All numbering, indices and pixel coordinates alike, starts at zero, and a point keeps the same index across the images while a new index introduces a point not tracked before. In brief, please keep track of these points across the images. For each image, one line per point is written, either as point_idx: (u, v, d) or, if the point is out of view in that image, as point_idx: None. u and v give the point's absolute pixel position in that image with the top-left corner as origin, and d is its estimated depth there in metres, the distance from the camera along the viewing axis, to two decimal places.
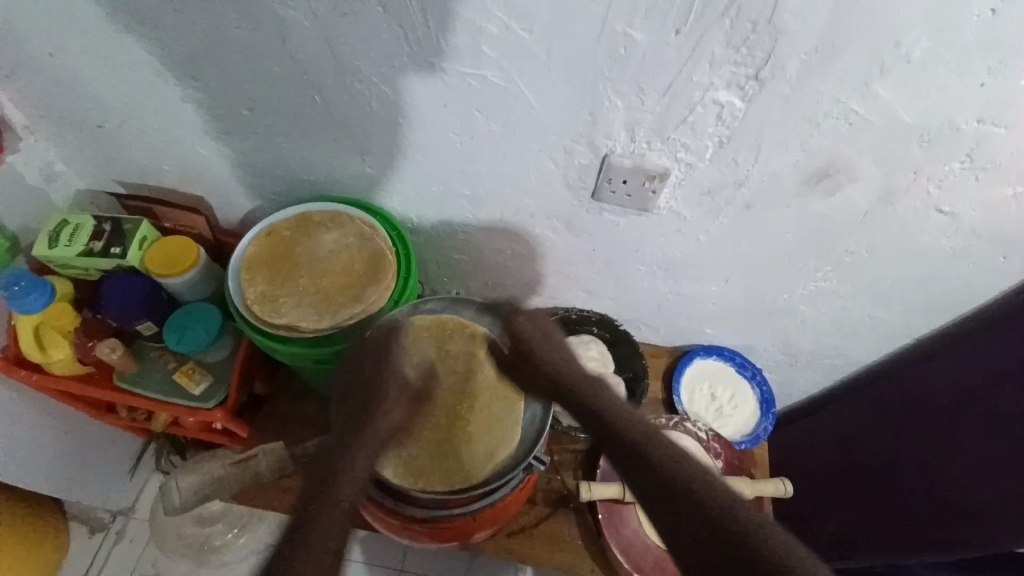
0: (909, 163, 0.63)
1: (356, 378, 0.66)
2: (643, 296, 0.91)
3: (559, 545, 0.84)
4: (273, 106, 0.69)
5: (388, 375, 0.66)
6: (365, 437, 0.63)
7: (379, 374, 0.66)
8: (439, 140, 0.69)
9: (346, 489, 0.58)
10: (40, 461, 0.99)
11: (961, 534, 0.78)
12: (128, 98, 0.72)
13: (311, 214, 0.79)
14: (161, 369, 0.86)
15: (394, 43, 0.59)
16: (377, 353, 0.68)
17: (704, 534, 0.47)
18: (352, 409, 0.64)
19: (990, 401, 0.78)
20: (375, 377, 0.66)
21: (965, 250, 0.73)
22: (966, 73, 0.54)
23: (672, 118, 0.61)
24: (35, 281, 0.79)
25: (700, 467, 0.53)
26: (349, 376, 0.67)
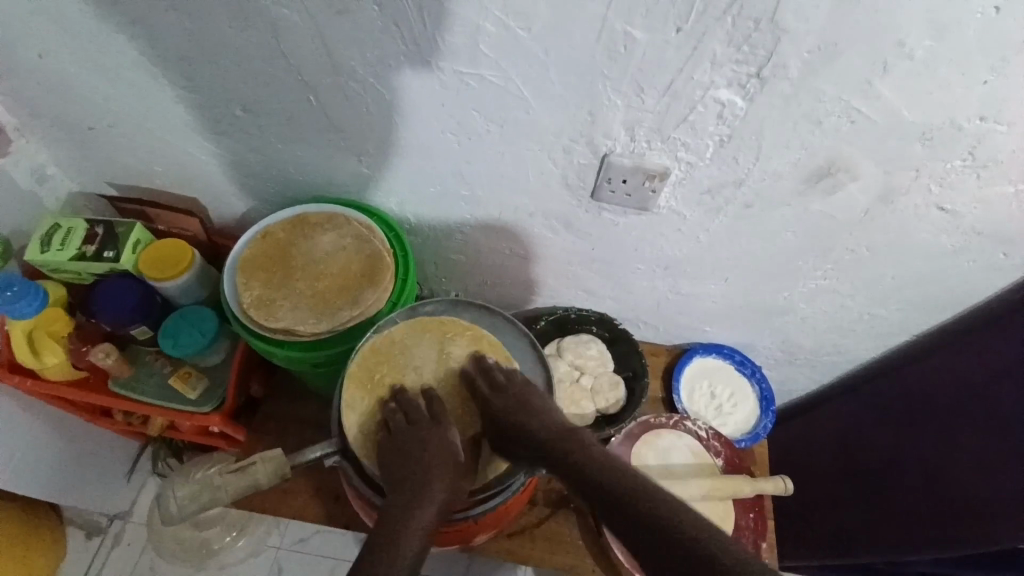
0: (910, 161, 0.63)
1: (402, 449, 0.63)
2: (642, 295, 0.91)
3: (560, 546, 0.83)
4: (268, 107, 0.68)
5: (435, 444, 0.63)
6: (431, 481, 0.61)
7: (429, 446, 0.63)
8: (436, 140, 0.68)
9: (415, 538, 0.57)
10: (36, 467, 0.98)
11: (964, 532, 0.77)
12: (120, 100, 0.70)
13: (308, 215, 0.78)
14: (158, 373, 0.86)
15: (390, 43, 0.58)
16: (423, 421, 0.65)
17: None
18: (402, 483, 0.61)
19: (992, 396, 0.78)
20: (421, 449, 0.62)
21: (965, 247, 0.73)
22: (968, 71, 0.53)
23: (672, 117, 0.61)
24: (27, 285, 0.78)
25: (683, 507, 0.52)
26: (396, 447, 0.63)
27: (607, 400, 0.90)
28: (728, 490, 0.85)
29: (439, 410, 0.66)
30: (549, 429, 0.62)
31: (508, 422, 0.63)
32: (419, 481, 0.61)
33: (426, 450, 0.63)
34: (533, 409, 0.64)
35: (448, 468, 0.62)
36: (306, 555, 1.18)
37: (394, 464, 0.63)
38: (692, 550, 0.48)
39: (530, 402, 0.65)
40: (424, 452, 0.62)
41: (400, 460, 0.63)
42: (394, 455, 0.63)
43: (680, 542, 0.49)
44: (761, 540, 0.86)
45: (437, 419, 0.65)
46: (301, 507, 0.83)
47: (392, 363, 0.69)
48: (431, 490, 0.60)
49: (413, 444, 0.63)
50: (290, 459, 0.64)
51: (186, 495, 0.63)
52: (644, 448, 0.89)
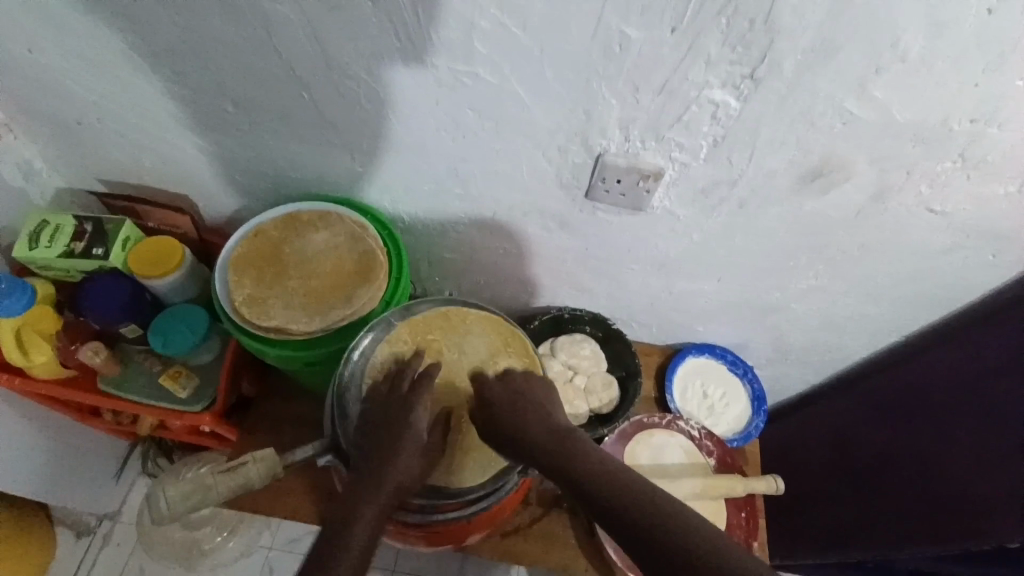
0: (903, 161, 0.63)
1: (374, 422, 0.63)
2: (636, 295, 0.91)
3: (554, 545, 0.83)
4: (260, 104, 0.67)
5: (404, 420, 0.63)
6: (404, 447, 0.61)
7: (399, 421, 0.63)
8: (431, 138, 0.68)
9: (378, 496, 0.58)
10: (25, 466, 0.97)
11: (953, 523, 0.78)
12: (111, 95, 0.70)
13: (301, 213, 0.77)
14: (148, 372, 0.85)
15: (384, 39, 0.57)
16: (398, 397, 0.65)
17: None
18: (371, 452, 0.61)
19: (984, 394, 0.79)
20: (390, 425, 0.62)
21: (955, 247, 0.74)
22: (961, 72, 0.54)
23: (667, 117, 0.61)
24: (15, 283, 0.77)
25: (667, 505, 0.51)
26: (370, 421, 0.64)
27: (601, 400, 0.91)
28: (721, 490, 0.85)
29: (419, 387, 0.66)
30: (550, 432, 0.61)
31: (501, 425, 0.62)
32: (383, 452, 0.60)
33: (401, 423, 0.63)
34: (536, 413, 0.63)
35: (413, 445, 0.62)
36: (297, 554, 1.17)
37: (365, 437, 0.63)
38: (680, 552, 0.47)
39: (530, 406, 0.64)
40: (393, 428, 0.62)
41: (373, 430, 0.63)
42: (379, 424, 0.63)
43: (665, 544, 0.48)
44: (752, 539, 0.86)
45: (412, 396, 0.65)
46: (293, 507, 0.83)
47: (392, 344, 0.71)
48: (397, 459, 0.60)
49: (388, 418, 0.63)
50: (282, 460, 0.63)
51: (179, 492, 0.61)
52: (636, 449, 0.89)
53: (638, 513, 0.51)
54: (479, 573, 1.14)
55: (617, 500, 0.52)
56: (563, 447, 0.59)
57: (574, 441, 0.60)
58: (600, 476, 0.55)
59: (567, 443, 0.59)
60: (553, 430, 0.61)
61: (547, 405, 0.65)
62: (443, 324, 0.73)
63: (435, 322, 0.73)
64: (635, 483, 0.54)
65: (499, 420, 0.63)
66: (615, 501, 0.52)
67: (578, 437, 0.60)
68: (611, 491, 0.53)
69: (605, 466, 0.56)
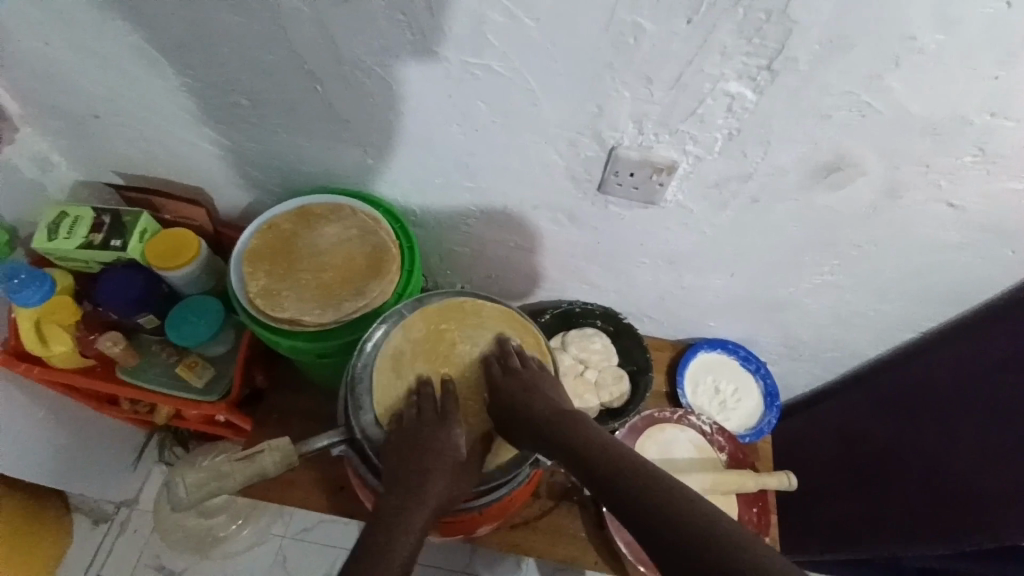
0: (917, 155, 0.62)
1: (408, 439, 0.64)
2: (646, 290, 0.91)
3: (563, 538, 0.83)
4: (274, 97, 0.68)
5: (438, 438, 0.63)
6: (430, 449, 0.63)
7: (435, 439, 0.63)
8: (441, 131, 0.68)
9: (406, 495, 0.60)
10: (44, 453, 0.99)
11: (954, 519, 0.78)
12: (126, 89, 0.70)
13: (313, 206, 0.78)
14: (163, 363, 0.86)
15: (397, 32, 0.58)
16: (432, 416, 0.65)
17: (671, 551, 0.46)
18: (397, 452, 0.63)
19: (988, 388, 0.80)
20: (426, 443, 0.63)
21: (970, 243, 0.73)
22: (978, 65, 0.53)
23: (680, 110, 0.61)
24: (34, 274, 0.79)
25: (662, 480, 0.51)
26: (402, 436, 0.64)
27: (612, 394, 0.90)
28: (732, 485, 0.85)
29: (447, 403, 0.67)
30: (550, 409, 0.62)
31: (511, 409, 0.63)
32: (411, 454, 0.62)
33: (429, 427, 0.64)
34: (538, 395, 0.64)
35: (450, 464, 0.63)
36: (308, 543, 1.19)
37: (400, 453, 0.63)
38: (667, 519, 0.47)
39: (533, 389, 0.65)
40: (429, 445, 0.63)
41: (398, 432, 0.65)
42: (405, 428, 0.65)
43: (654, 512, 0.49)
44: (762, 534, 0.86)
45: (445, 415, 0.66)
46: (304, 497, 0.83)
47: (404, 341, 0.71)
48: (423, 459, 0.62)
49: (422, 436, 0.64)
50: (297, 448, 0.64)
51: (194, 480, 0.62)
52: (648, 443, 0.90)
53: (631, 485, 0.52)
54: (488, 565, 1.15)
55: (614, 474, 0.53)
56: (569, 428, 0.60)
57: (581, 425, 0.60)
58: (600, 454, 0.56)
59: (571, 424, 0.60)
60: (556, 409, 0.62)
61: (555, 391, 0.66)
62: (457, 317, 0.73)
63: (449, 315, 0.73)
64: (633, 460, 0.55)
65: (506, 401, 0.64)
66: (614, 478, 0.53)
67: (587, 422, 0.61)
68: (607, 465, 0.54)
69: (606, 446, 0.57)
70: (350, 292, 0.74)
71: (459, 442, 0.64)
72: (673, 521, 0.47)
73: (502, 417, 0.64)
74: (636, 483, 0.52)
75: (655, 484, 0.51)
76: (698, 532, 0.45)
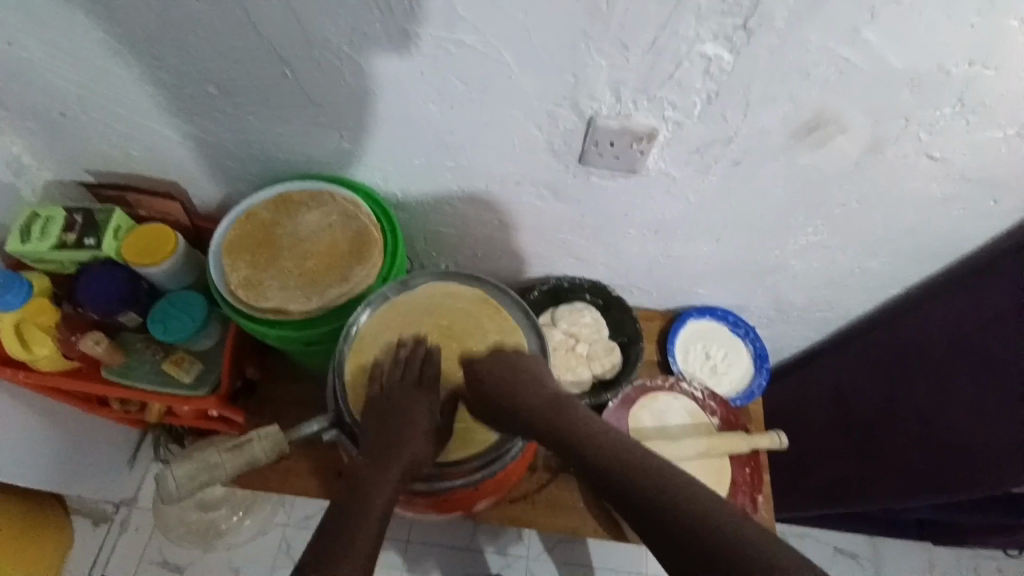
0: (899, 111, 0.62)
1: (386, 408, 0.65)
2: (635, 261, 0.91)
3: (562, 509, 0.85)
4: (243, 83, 0.65)
5: (416, 407, 0.65)
6: (412, 428, 0.63)
7: (413, 410, 0.65)
8: (419, 111, 0.66)
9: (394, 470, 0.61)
10: (39, 459, 0.98)
11: (958, 473, 0.80)
12: (89, 83, 0.68)
13: (291, 194, 0.76)
14: (150, 361, 0.85)
15: (363, 8, 0.56)
16: (410, 383, 0.67)
17: (671, 546, 0.50)
18: (380, 430, 0.63)
19: (979, 341, 0.80)
20: (403, 412, 0.64)
21: (954, 195, 0.73)
22: (958, 13, 0.52)
23: (658, 75, 0.60)
24: (10, 279, 0.77)
25: (652, 468, 0.55)
26: (380, 406, 0.65)
27: (604, 365, 0.91)
28: (726, 447, 0.87)
29: (427, 375, 0.68)
30: (543, 399, 0.64)
31: (506, 395, 0.63)
32: (396, 433, 0.63)
33: (411, 406, 0.65)
34: (527, 378, 0.65)
35: (425, 431, 0.64)
36: (312, 530, 1.20)
37: (377, 422, 0.64)
38: (662, 512, 0.51)
39: (523, 371, 0.66)
40: (407, 414, 0.64)
41: (383, 413, 0.64)
42: (388, 407, 0.65)
43: (649, 505, 0.52)
44: (757, 494, 0.87)
45: (423, 382, 0.67)
46: (301, 485, 0.84)
47: (393, 338, 0.71)
48: (408, 438, 0.63)
49: (399, 407, 0.65)
50: (286, 435, 0.64)
51: (184, 473, 0.61)
52: (641, 414, 0.90)
53: (627, 479, 0.55)
54: (492, 540, 1.17)
55: (605, 467, 0.56)
56: (556, 418, 0.62)
57: (567, 411, 0.63)
58: (591, 444, 0.59)
59: (564, 411, 0.63)
60: (550, 399, 0.64)
61: (543, 373, 0.67)
62: (443, 298, 0.74)
63: (433, 294, 0.74)
64: (621, 449, 0.58)
65: (501, 393, 0.63)
66: (609, 471, 0.56)
67: (574, 407, 0.64)
68: (597, 462, 0.57)
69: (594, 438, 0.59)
70: (334, 273, 0.73)
71: (434, 410, 0.66)
72: (666, 513, 0.51)
73: (484, 405, 0.64)
74: (628, 477, 0.55)
75: (646, 475, 0.54)
76: (692, 523, 0.50)
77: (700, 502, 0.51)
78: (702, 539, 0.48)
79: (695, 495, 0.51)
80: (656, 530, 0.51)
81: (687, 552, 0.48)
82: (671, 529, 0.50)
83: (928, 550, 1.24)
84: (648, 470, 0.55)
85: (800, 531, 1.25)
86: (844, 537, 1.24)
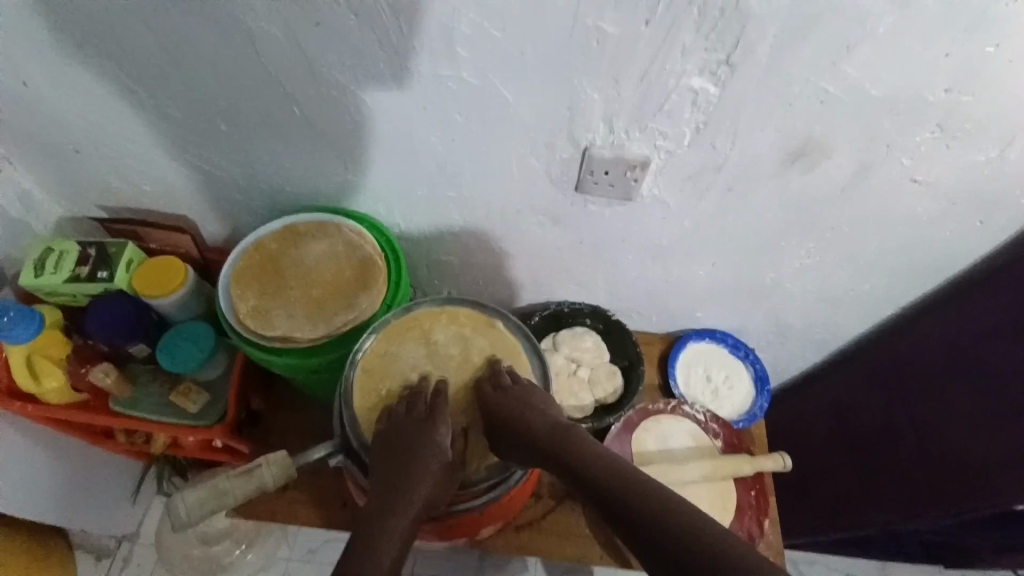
0: (883, 136, 0.64)
1: (396, 440, 0.65)
2: (633, 285, 0.92)
3: (568, 537, 0.84)
4: (252, 121, 0.69)
5: (428, 440, 0.64)
6: (423, 462, 0.63)
7: (423, 442, 0.64)
8: (421, 144, 0.69)
9: (407, 507, 0.60)
10: (43, 492, 0.99)
11: (965, 491, 0.80)
12: (106, 122, 0.71)
13: (298, 224, 0.79)
14: (157, 392, 0.86)
15: (368, 48, 0.59)
16: (419, 414, 0.66)
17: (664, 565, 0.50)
18: (390, 465, 0.63)
19: (977, 356, 0.82)
20: (413, 445, 0.63)
21: (942, 217, 0.75)
22: (932, 45, 0.55)
23: (649, 107, 0.62)
24: (22, 311, 0.79)
25: (653, 491, 0.56)
26: (390, 437, 0.65)
27: (605, 390, 0.92)
28: (730, 470, 0.87)
29: (437, 405, 0.67)
30: (549, 427, 0.64)
31: (509, 425, 0.63)
32: (407, 466, 0.62)
33: (423, 439, 0.64)
34: (532, 410, 0.65)
35: (436, 463, 0.64)
36: (315, 563, 1.18)
37: (388, 453, 0.64)
38: (658, 534, 0.52)
39: (529, 401, 0.66)
40: (416, 445, 0.64)
41: (393, 447, 0.64)
42: (398, 441, 0.64)
43: (648, 527, 0.53)
44: (763, 517, 0.87)
45: (433, 413, 0.67)
46: (306, 515, 0.84)
47: (397, 365, 0.72)
48: (418, 473, 0.62)
49: (409, 438, 0.64)
50: (295, 460, 0.65)
51: (195, 499, 0.61)
52: (643, 438, 0.91)
53: (624, 502, 0.56)
54: (496, 571, 1.15)
55: (604, 487, 0.58)
56: (560, 443, 0.62)
57: (573, 437, 0.63)
58: (595, 469, 0.59)
59: (570, 440, 0.63)
60: (553, 426, 0.64)
61: (551, 403, 0.67)
62: (446, 323, 0.75)
63: (437, 320, 0.75)
64: (623, 473, 0.58)
65: (505, 421, 0.64)
66: (609, 491, 0.57)
67: (581, 435, 0.64)
68: (599, 484, 0.58)
69: (597, 463, 0.60)
70: (342, 301, 0.75)
71: (445, 443, 0.65)
72: (661, 531, 0.52)
73: (492, 429, 0.66)
74: (628, 500, 0.55)
75: (646, 497, 0.55)
76: (686, 543, 0.50)
77: (694, 522, 0.51)
78: (694, 552, 0.49)
79: (690, 515, 0.52)
80: (654, 551, 0.52)
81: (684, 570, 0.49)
82: (665, 549, 0.51)
83: None
84: (647, 493, 0.55)
85: (809, 558, 1.23)
86: (855, 564, 1.23)
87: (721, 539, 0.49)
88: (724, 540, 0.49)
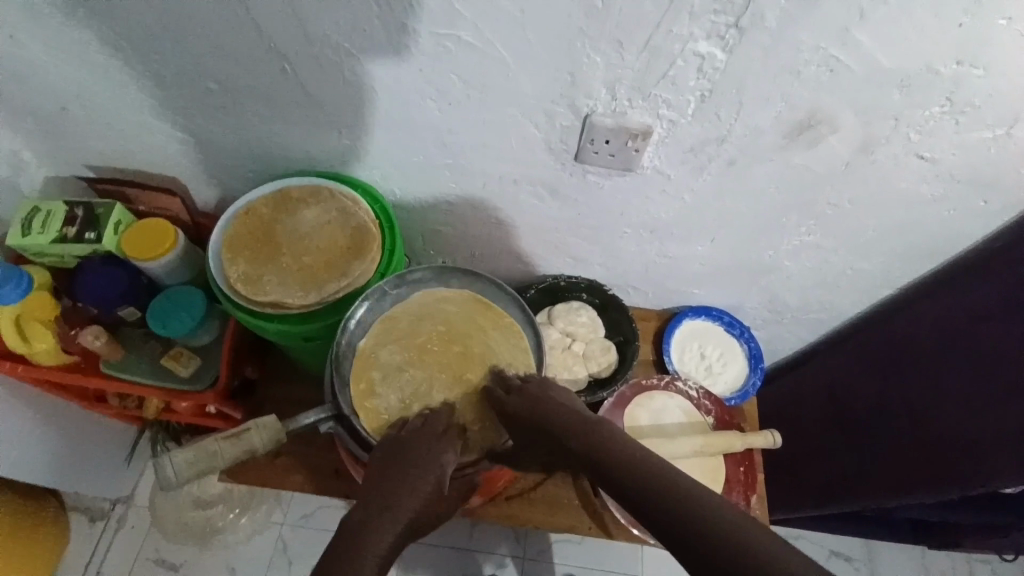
0: (889, 110, 0.63)
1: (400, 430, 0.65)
2: (631, 260, 0.91)
3: (559, 507, 0.85)
4: (244, 81, 0.66)
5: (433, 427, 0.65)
6: (424, 448, 0.63)
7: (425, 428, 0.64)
8: (418, 109, 0.67)
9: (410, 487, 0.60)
10: (37, 453, 0.99)
11: (961, 466, 0.80)
12: (92, 79, 0.69)
13: (291, 189, 0.77)
14: (149, 356, 0.86)
15: (362, 5, 0.57)
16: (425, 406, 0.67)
17: (677, 545, 0.48)
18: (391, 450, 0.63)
19: (971, 339, 0.81)
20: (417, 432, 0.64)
21: (945, 195, 0.74)
22: (945, 13, 0.53)
23: (654, 73, 0.60)
24: (10, 272, 0.78)
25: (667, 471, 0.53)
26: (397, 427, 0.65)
27: (600, 364, 0.92)
28: (720, 446, 0.86)
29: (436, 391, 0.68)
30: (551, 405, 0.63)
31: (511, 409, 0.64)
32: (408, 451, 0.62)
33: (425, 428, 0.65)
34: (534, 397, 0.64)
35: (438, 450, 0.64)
36: (309, 530, 1.20)
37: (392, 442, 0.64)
38: (672, 515, 0.50)
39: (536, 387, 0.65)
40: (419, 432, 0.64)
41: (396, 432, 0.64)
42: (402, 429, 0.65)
43: (662, 510, 0.50)
44: (751, 493, 0.87)
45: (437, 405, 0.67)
46: (300, 481, 0.84)
47: (416, 334, 0.72)
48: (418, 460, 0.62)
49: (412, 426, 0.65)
50: (284, 425, 0.64)
51: (183, 459, 0.61)
52: (635, 412, 0.91)
53: (639, 485, 0.53)
54: (487, 542, 1.17)
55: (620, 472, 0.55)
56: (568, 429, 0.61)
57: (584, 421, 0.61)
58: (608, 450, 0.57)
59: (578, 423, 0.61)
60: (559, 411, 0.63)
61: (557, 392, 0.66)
62: (479, 311, 0.74)
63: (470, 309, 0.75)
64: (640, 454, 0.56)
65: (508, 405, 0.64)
66: (625, 474, 0.55)
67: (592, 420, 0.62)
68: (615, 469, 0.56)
69: (608, 449, 0.57)
70: (338, 268, 0.74)
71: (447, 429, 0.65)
72: (676, 513, 0.49)
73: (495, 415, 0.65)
74: (641, 483, 0.53)
75: (660, 480, 0.53)
76: (696, 526, 0.48)
77: (709, 503, 0.49)
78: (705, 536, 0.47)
79: (704, 497, 0.50)
80: (660, 527, 0.50)
81: (683, 538, 0.48)
82: (676, 530, 0.49)
83: (924, 554, 1.24)
84: (661, 474, 0.53)
85: (796, 533, 1.25)
86: (840, 540, 1.25)
87: (729, 521, 0.47)
88: (733, 520, 0.47)
